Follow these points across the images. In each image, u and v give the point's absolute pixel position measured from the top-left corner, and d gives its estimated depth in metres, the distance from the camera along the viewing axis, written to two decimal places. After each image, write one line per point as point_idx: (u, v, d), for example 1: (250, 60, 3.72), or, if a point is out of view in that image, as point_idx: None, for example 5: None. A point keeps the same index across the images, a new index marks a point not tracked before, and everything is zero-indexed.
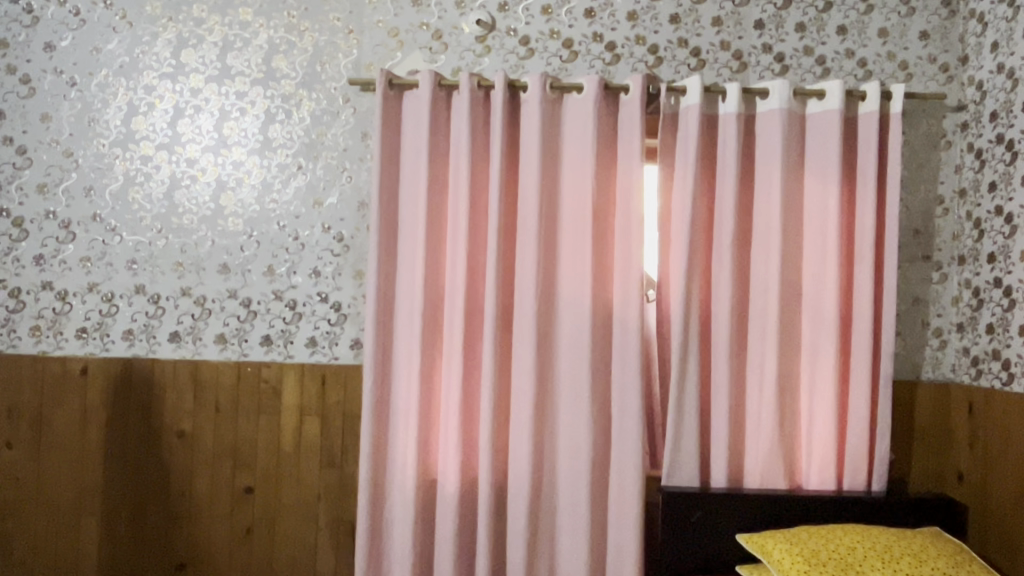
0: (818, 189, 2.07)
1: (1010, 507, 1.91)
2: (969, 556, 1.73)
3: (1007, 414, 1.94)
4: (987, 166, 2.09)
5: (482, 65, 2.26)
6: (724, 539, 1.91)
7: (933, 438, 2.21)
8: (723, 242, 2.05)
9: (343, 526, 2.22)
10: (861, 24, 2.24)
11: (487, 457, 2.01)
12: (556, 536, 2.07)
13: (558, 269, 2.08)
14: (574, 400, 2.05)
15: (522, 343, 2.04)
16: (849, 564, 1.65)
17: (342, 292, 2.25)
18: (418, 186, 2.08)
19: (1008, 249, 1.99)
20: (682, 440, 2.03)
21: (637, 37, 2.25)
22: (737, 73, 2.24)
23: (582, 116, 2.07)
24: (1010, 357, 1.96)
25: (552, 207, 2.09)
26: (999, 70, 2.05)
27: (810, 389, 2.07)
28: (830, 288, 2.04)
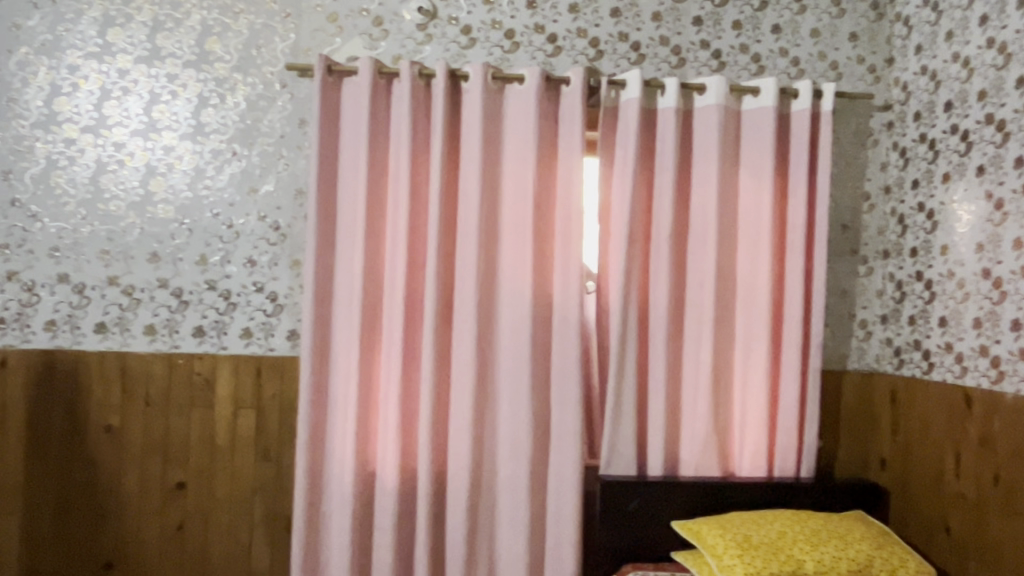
0: (752, 183, 2.12)
1: (928, 489, 2.00)
2: (891, 538, 1.81)
3: (927, 402, 2.03)
4: (911, 165, 2.17)
5: (423, 53, 2.23)
6: (661, 526, 1.95)
7: (858, 426, 2.30)
8: (662, 234, 2.08)
9: (279, 520, 2.17)
10: (794, 24, 2.30)
11: (427, 449, 2.00)
12: (496, 527, 2.07)
13: (499, 259, 2.08)
14: (515, 390, 2.05)
15: (463, 333, 2.03)
16: (780, 548, 1.70)
17: (278, 282, 2.19)
18: (358, 175, 2.05)
19: (930, 243, 2.07)
20: (620, 431, 2.06)
21: (578, 29, 2.26)
22: (676, 68, 2.27)
23: (524, 106, 2.07)
24: (930, 348, 2.04)
25: (494, 198, 2.08)
26: (923, 71, 2.13)
27: (743, 378, 2.12)
28: (764, 279, 2.10)
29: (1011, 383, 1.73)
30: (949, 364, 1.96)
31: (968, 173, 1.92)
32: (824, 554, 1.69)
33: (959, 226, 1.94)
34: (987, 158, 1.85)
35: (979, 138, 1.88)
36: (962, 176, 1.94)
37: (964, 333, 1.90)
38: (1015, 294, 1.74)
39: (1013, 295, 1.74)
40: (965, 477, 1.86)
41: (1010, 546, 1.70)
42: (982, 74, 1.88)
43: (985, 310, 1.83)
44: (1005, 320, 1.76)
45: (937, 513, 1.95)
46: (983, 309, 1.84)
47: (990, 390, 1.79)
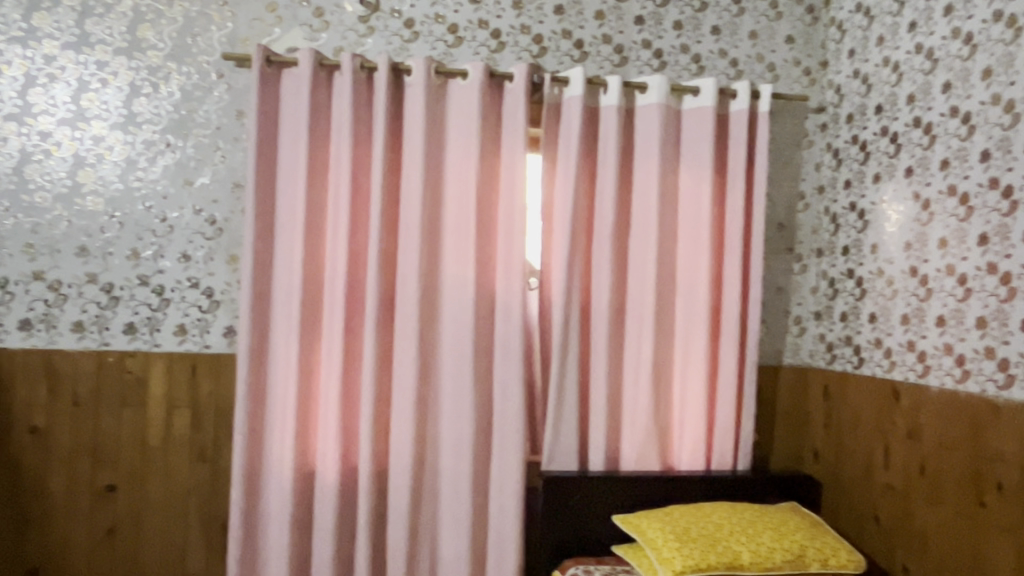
0: (692, 181, 2.15)
1: (857, 480, 2.07)
2: (824, 528, 1.86)
3: (857, 396, 2.09)
4: (844, 165, 2.23)
5: (366, 46, 2.20)
6: (602, 520, 1.97)
7: (792, 420, 2.36)
8: (605, 231, 2.10)
9: (215, 522, 2.12)
10: (733, 26, 2.34)
11: (368, 446, 1.98)
12: (439, 524, 2.06)
13: (441, 255, 2.07)
14: (457, 387, 2.04)
15: (405, 330, 2.01)
16: (717, 540, 1.73)
17: (215, 277, 2.14)
18: (297, 168, 2.01)
19: (861, 242, 2.14)
20: (562, 427, 2.07)
21: (522, 25, 2.26)
22: (618, 66, 2.29)
23: (466, 102, 2.06)
24: (860, 343, 2.10)
25: (436, 193, 2.07)
26: (855, 75, 2.20)
27: (682, 373, 2.15)
28: (703, 275, 2.13)
29: (936, 377, 1.80)
30: (878, 359, 2.02)
31: (897, 174, 1.98)
32: (759, 544, 1.73)
33: (888, 225, 2.01)
34: (915, 160, 1.91)
35: (908, 140, 1.94)
36: (891, 176, 2.00)
37: (893, 328, 1.97)
38: (940, 291, 1.80)
39: (938, 292, 1.81)
40: (893, 467, 1.92)
41: (935, 534, 1.76)
42: (911, 78, 1.95)
43: (912, 306, 1.90)
44: (931, 316, 1.83)
45: (867, 503, 2.02)
46: (911, 305, 1.91)
47: (917, 383, 1.86)
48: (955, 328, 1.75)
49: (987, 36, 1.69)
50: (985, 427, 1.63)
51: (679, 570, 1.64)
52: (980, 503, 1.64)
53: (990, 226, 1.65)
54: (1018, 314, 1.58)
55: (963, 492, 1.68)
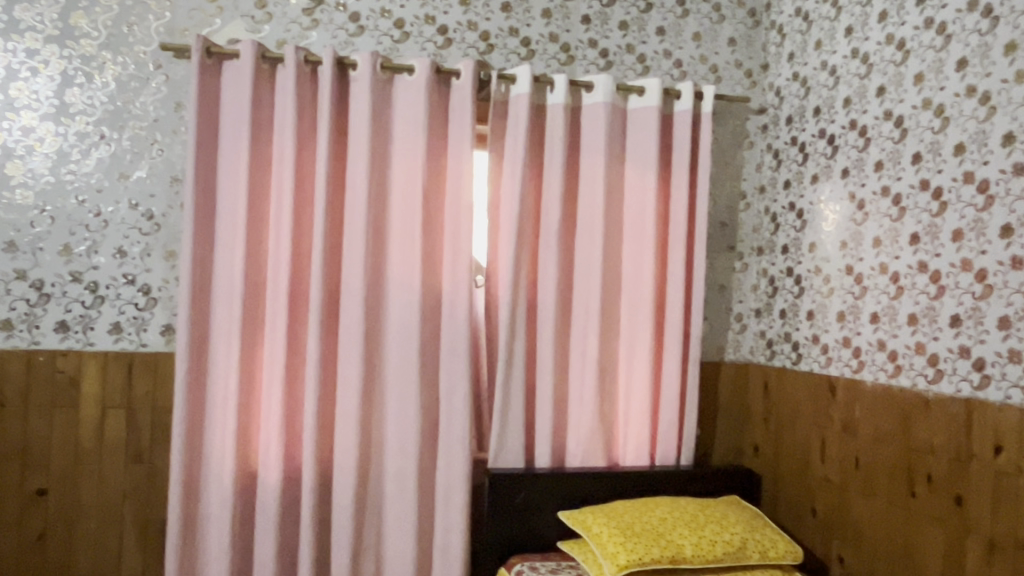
0: (637, 180, 2.18)
1: (795, 473, 2.12)
2: (763, 520, 1.90)
3: (796, 391, 2.14)
4: (784, 166, 2.27)
5: (310, 39, 2.17)
6: (548, 517, 1.98)
7: (733, 416, 2.40)
8: (551, 229, 2.11)
9: (152, 525, 2.07)
10: (677, 27, 2.37)
11: (312, 446, 1.95)
12: (383, 524, 2.04)
13: (387, 253, 2.05)
14: (403, 385, 2.02)
15: (350, 328, 1.99)
16: (660, 534, 1.75)
17: (152, 274, 2.08)
18: (239, 162, 1.97)
19: (799, 241, 2.19)
20: (509, 424, 2.07)
21: (468, 22, 2.25)
22: (565, 65, 2.30)
23: (413, 98, 2.04)
24: (799, 339, 2.15)
25: (382, 190, 2.05)
26: (794, 78, 2.25)
27: (627, 370, 2.18)
28: (647, 273, 2.16)
29: (870, 372, 1.86)
30: (815, 355, 2.08)
31: (833, 175, 2.04)
32: (701, 538, 1.76)
33: (825, 225, 2.06)
34: (851, 161, 1.97)
35: (844, 142, 2.00)
36: (829, 177, 2.05)
37: (829, 325, 2.02)
38: (874, 289, 1.86)
39: (872, 290, 1.87)
40: (829, 461, 1.98)
41: (869, 525, 1.82)
42: (847, 82, 2.00)
43: (848, 303, 1.96)
44: (866, 313, 1.89)
45: (804, 496, 2.07)
46: (847, 302, 1.96)
47: (852, 378, 1.92)
48: (888, 325, 1.80)
49: (919, 42, 1.75)
50: (916, 420, 1.69)
51: (623, 565, 1.66)
52: (911, 493, 1.70)
53: (921, 226, 1.71)
54: (946, 311, 1.64)
55: (895, 483, 1.74)
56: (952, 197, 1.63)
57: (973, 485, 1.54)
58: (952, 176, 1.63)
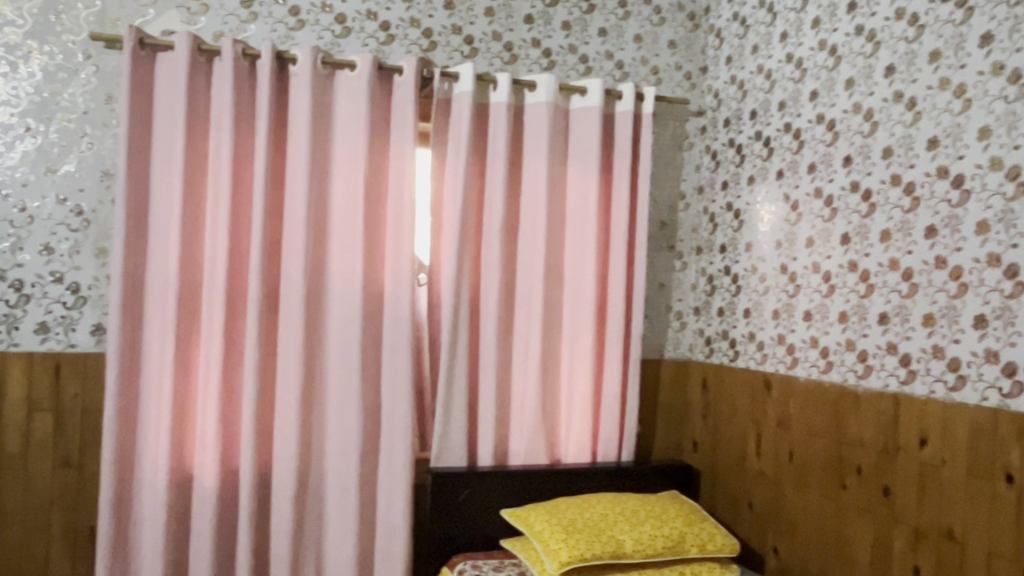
0: (579, 179, 2.20)
1: (732, 467, 2.17)
2: (701, 514, 1.94)
3: (732, 387, 2.19)
4: (722, 167, 2.32)
5: (248, 32, 2.12)
6: (490, 515, 1.98)
7: (672, 412, 2.44)
8: (494, 228, 2.11)
9: (82, 531, 2.00)
10: (619, 28, 2.40)
11: (250, 448, 1.91)
12: (324, 525, 2.01)
13: (328, 250, 2.02)
14: (345, 384, 2.00)
15: (290, 327, 1.96)
16: (602, 530, 1.77)
17: (81, 271, 2.01)
18: (174, 157, 1.92)
19: (736, 241, 2.23)
20: (452, 422, 2.07)
21: (411, 19, 2.23)
22: (508, 64, 2.31)
23: (354, 93, 2.02)
24: (736, 337, 2.20)
25: (322, 187, 2.02)
26: (732, 81, 2.30)
27: (569, 368, 2.20)
28: (589, 272, 2.18)
29: (804, 368, 1.91)
30: (751, 352, 2.13)
31: (769, 176, 2.09)
32: (641, 533, 1.78)
33: (761, 225, 2.11)
34: (785, 163, 2.02)
35: (779, 144, 2.05)
36: (764, 178, 2.10)
37: (765, 323, 2.07)
38: (808, 287, 1.91)
39: (806, 288, 1.92)
40: (765, 455, 2.03)
41: (802, 516, 1.88)
42: (782, 85, 2.05)
43: (783, 302, 2.01)
44: (799, 311, 1.94)
45: (741, 489, 2.12)
46: (782, 300, 2.02)
47: (787, 374, 1.97)
48: (820, 322, 1.86)
49: (850, 48, 1.81)
50: (847, 414, 1.75)
51: (565, 562, 1.67)
52: (842, 485, 1.75)
53: (852, 226, 1.77)
54: (875, 308, 1.70)
55: (827, 476, 1.80)
56: (880, 199, 1.69)
57: (900, 476, 1.60)
58: (880, 178, 1.69)
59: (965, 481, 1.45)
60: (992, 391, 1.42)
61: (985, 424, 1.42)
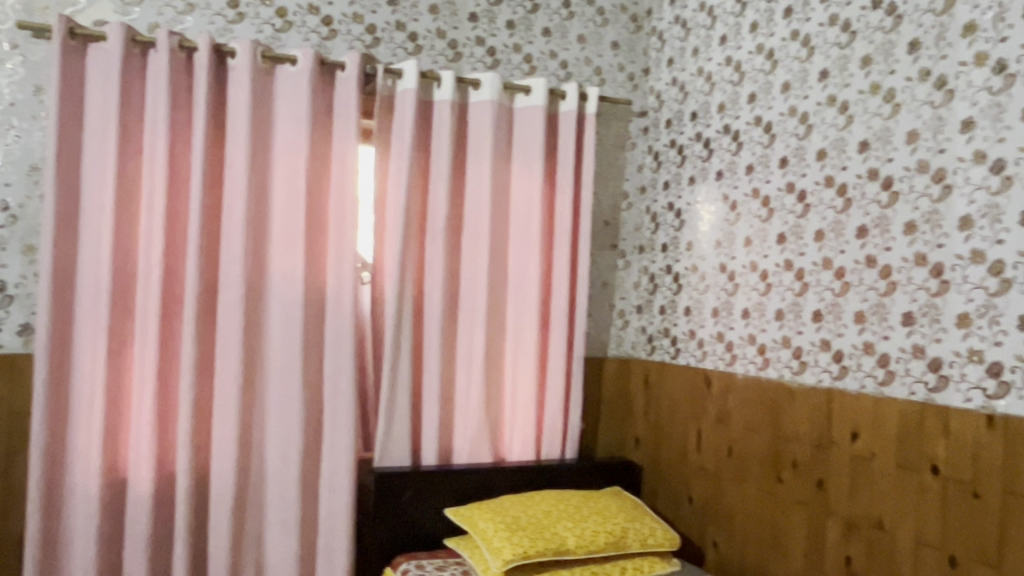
0: (523, 178, 2.20)
1: (672, 462, 2.20)
2: (642, 509, 1.97)
3: (673, 384, 2.22)
4: (663, 167, 2.35)
5: (184, 24, 2.07)
6: (434, 515, 1.98)
7: (615, 409, 2.47)
8: (438, 227, 2.10)
9: (9, 539, 1.92)
10: (563, 28, 2.41)
11: (187, 450, 1.86)
12: (264, 528, 1.98)
13: (268, 248, 1.98)
14: (285, 383, 1.97)
15: (228, 326, 1.91)
16: (545, 527, 1.78)
17: (7, 269, 1.93)
18: (106, 151, 1.86)
19: (677, 240, 2.27)
20: (395, 421, 2.05)
21: (354, 14, 2.21)
22: (452, 62, 2.30)
23: (295, 89, 1.98)
24: (677, 335, 2.24)
25: (262, 183, 1.98)
26: (673, 83, 2.34)
27: (513, 367, 2.20)
28: (533, 271, 2.19)
29: (742, 364, 1.95)
30: (692, 349, 2.16)
31: (709, 176, 2.12)
32: (584, 529, 1.80)
33: (701, 225, 2.15)
34: (725, 164, 2.06)
35: (719, 145, 2.09)
36: (704, 179, 2.14)
37: (705, 321, 2.11)
38: (746, 286, 1.96)
39: (744, 287, 1.96)
40: (705, 451, 2.06)
41: (740, 510, 1.92)
42: (722, 88, 2.09)
43: (722, 300, 2.05)
44: (737, 309, 1.98)
45: (681, 484, 2.16)
46: (721, 298, 2.06)
47: (726, 370, 2.01)
48: (758, 320, 1.90)
49: (786, 53, 1.86)
50: (783, 410, 1.79)
51: (508, 560, 1.67)
52: (778, 479, 1.80)
53: (787, 226, 1.81)
54: (809, 306, 1.74)
55: (764, 470, 1.84)
56: (814, 199, 1.74)
57: (833, 469, 1.65)
58: (815, 180, 1.74)
59: (894, 473, 1.51)
60: (919, 385, 1.47)
61: (912, 418, 1.47)
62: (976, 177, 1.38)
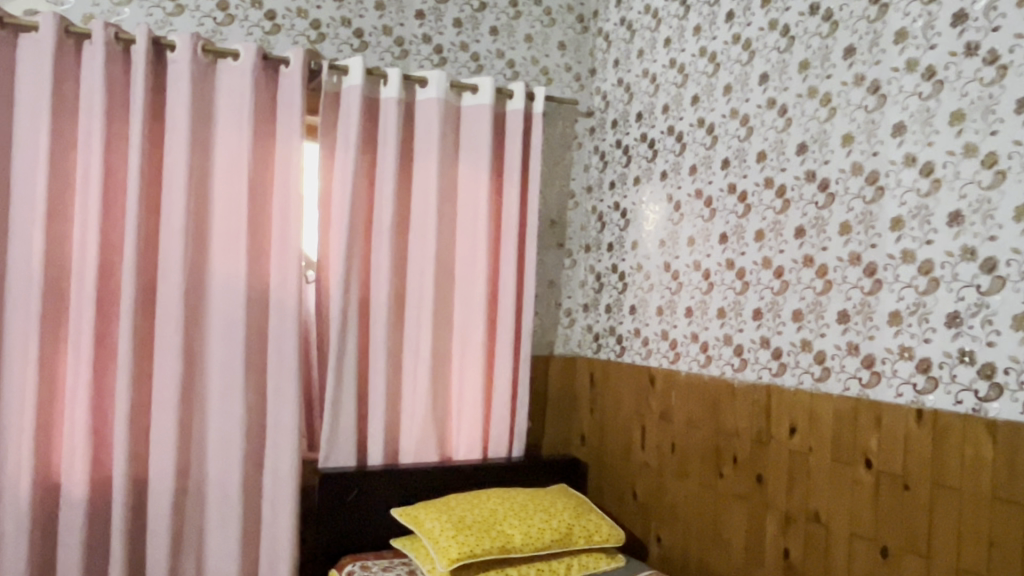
0: (470, 176, 2.20)
1: (617, 459, 2.23)
2: (588, 506, 1.98)
3: (619, 382, 2.25)
4: (609, 167, 2.38)
5: (121, 16, 2.01)
6: (380, 515, 1.96)
7: (561, 407, 2.48)
8: (384, 226, 2.08)
9: None
10: (510, 28, 2.42)
11: (123, 453, 1.81)
12: (205, 531, 1.94)
13: (209, 246, 1.94)
14: (227, 384, 1.93)
15: (167, 326, 1.86)
16: (491, 525, 1.78)
17: None
18: (37, 144, 1.79)
19: (622, 240, 2.29)
20: (340, 420, 2.03)
21: (298, 9, 2.17)
22: (399, 59, 2.29)
23: (238, 83, 1.94)
24: (622, 333, 2.26)
25: (203, 180, 1.94)
26: (619, 84, 2.36)
27: (460, 366, 2.20)
28: (480, 270, 2.19)
29: (685, 362, 1.98)
30: (637, 347, 2.19)
31: (653, 177, 2.15)
32: (530, 526, 1.81)
33: (646, 224, 2.17)
34: (669, 164, 2.09)
35: (663, 146, 2.12)
36: (649, 179, 2.17)
37: (649, 319, 2.14)
38: (689, 284, 1.99)
39: (687, 286, 1.99)
40: (649, 447, 2.09)
41: (683, 505, 1.95)
42: (666, 90, 2.12)
43: (666, 298, 2.08)
44: (681, 308, 2.01)
45: (626, 481, 2.18)
46: (665, 297, 2.08)
47: (670, 368, 2.04)
48: (700, 318, 1.94)
49: (728, 56, 1.90)
50: (724, 406, 1.83)
51: (454, 559, 1.67)
52: (720, 474, 1.83)
53: (729, 226, 1.85)
54: (750, 304, 1.78)
55: (706, 465, 1.87)
56: (755, 200, 1.78)
57: (772, 464, 1.69)
58: (755, 181, 1.78)
59: (830, 467, 1.55)
60: (854, 381, 1.52)
61: (847, 413, 1.52)
62: (907, 179, 1.43)
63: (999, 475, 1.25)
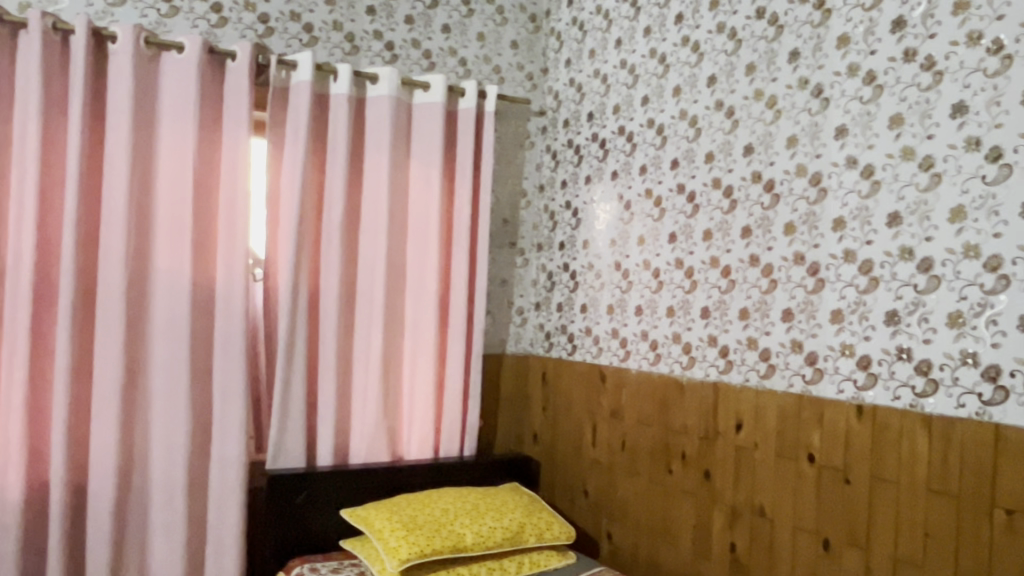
0: (421, 174, 2.19)
1: (568, 456, 2.24)
2: (539, 504, 1.99)
3: (570, 380, 2.26)
4: (561, 166, 2.39)
5: (59, 5, 1.94)
6: (329, 516, 1.94)
7: (512, 405, 2.48)
8: (334, 224, 2.06)
9: None
10: (461, 26, 2.41)
11: (62, 456, 1.75)
12: (148, 534, 1.89)
13: (153, 243, 1.89)
14: (172, 384, 1.88)
15: (107, 325, 1.81)
16: (442, 524, 1.78)
17: None
18: None
19: (573, 239, 2.30)
20: (289, 420, 2.00)
21: (246, 2, 2.13)
22: (349, 55, 2.26)
23: (182, 77, 1.90)
24: (574, 331, 2.27)
25: (146, 175, 1.89)
26: (571, 83, 2.37)
27: (412, 364, 2.19)
28: (431, 268, 2.18)
29: (635, 360, 2.00)
30: (588, 345, 2.20)
31: (604, 176, 2.17)
32: (482, 525, 1.81)
33: (597, 223, 2.19)
34: (619, 164, 2.11)
35: (614, 146, 2.14)
36: (600, 178, 2.19)
37: (600, 318, 2.16)
38: (639, 283, 2.01)
39: (637, 284, 2.01)
40: (599, 445, 2.11)
41: (633, 502, 1.97)
42: (618, 90, 2.14)
43: (616, 297, 2.10)
44: (631, 306, 2.03)
45: (577, 478, 2.20)
46: (615, 295, 2.10)
47: (620, 366, 2.06)
48: (650, 316, 1.96)
49: (677, 58, 1.92)
50: (672, 403, 1.85)
51: (404, 559, 1.66)
52: (668, 470, 1.86)
53: (678, 226, 1.88)
54: (698, 303, 1.81)
55: (655, 461, 1.90)
56: (703, 200, 1.80)
57: (719, 460, 1.71)
58: (703, 181, 1.81)
59: (774, 462, 1.58)
60: (797, 378, 1.56)
61: (790, 409, 1.55)
62: (849, 181, 1.47)
63: (934, 468, 1.30)
